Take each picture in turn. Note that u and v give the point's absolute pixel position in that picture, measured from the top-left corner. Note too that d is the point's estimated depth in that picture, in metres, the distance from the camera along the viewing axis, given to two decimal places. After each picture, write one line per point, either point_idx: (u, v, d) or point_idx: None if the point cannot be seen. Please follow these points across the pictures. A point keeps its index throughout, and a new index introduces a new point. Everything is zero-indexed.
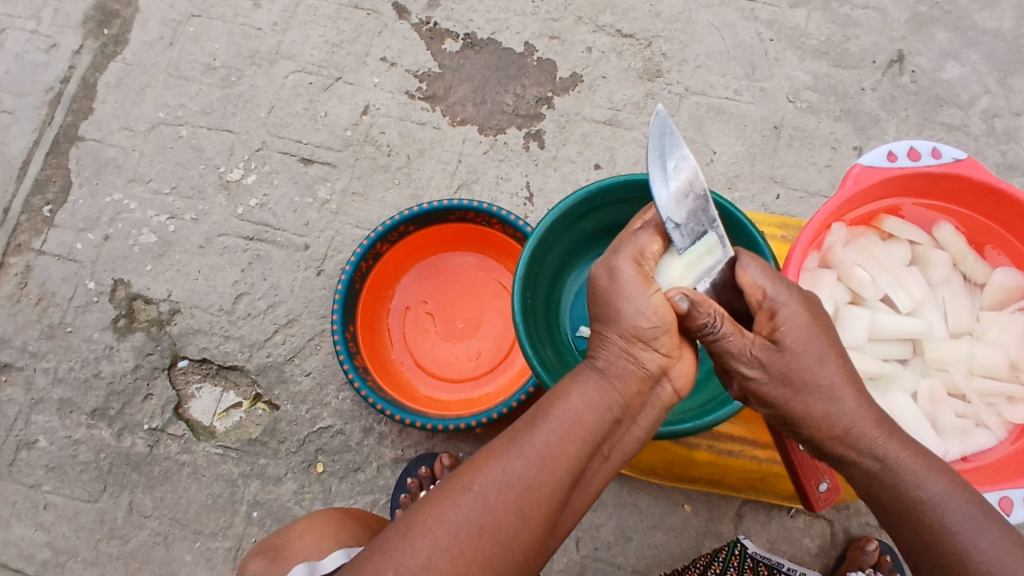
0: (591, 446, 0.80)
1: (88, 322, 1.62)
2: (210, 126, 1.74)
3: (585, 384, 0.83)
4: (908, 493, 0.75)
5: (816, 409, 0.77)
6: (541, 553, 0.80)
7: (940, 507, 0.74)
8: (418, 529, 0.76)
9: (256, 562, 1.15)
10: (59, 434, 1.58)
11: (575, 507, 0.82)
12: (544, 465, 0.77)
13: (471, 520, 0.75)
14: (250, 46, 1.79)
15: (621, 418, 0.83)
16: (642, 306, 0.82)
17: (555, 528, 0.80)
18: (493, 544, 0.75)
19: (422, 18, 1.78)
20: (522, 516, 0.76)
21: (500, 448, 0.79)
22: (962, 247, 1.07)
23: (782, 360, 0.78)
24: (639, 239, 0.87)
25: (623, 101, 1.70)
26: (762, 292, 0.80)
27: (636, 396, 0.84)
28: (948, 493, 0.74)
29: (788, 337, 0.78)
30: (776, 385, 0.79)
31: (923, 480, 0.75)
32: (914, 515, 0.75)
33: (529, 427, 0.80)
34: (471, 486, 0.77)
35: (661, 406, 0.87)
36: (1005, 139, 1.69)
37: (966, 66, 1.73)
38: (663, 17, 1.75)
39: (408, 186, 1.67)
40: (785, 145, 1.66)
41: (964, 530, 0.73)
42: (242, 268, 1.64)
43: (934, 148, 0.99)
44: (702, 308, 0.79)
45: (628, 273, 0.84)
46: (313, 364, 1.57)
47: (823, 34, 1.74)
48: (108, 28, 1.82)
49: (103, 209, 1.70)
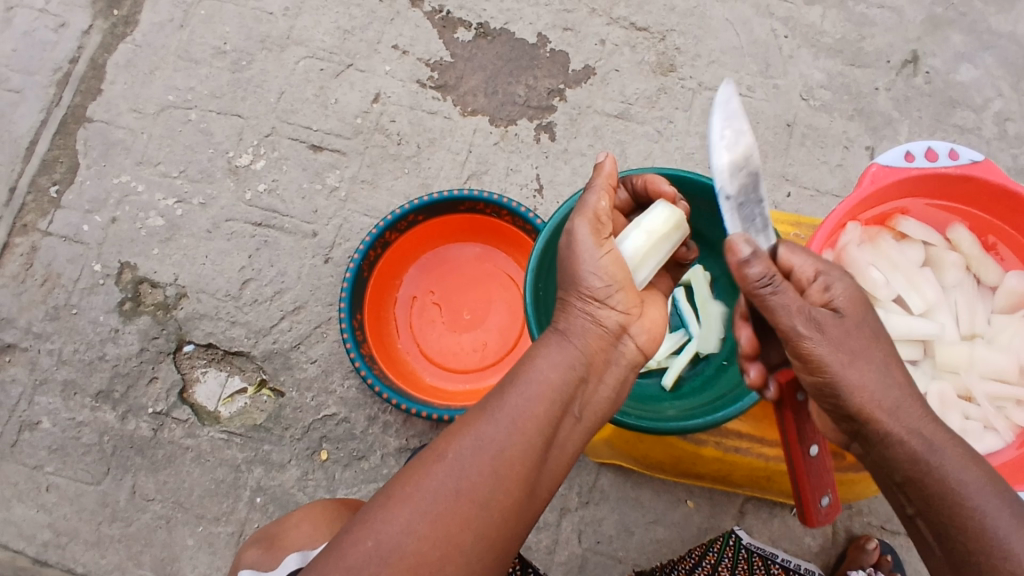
0: (561, 405, 0.82)
1: (93, 304, 1.62)
2: (219, 110, 1.73)
3: (549, 346, 0.86)
4: (947, 476, 0.73)
5: (869, 380, 0.76)
6: (523, 517, 0.79)
7: (978, 494, 0.72)
8: (394, 501, 0.75)
9: (251, 552, 1.14)
10: (62, 415, 1.58)
11: (554, 469, 0.83)
12: (515, 425, 0.78)
13: (447, 486, 0.75)
14: (261, 31, 1.78)
15: (587, 376, 0.86)
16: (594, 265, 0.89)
17: (535, 490, 0.80)
18: (472, 507, 0.74)
19: (435, 6, 1.76)
20: (498, 477, 0.76)
21: (473, 415, 0.80)
22: (976, 250, 1.07)
23: (842, 323, 0.78)
24: (589, 201, 0.93)
25: (635, 95, 1.69)
26: (813, 271, 0.82)
27: (598, 354, 0.87)
28: (982, 482, 0.73)
29: (848, 305, 0.80)
30: (837, 346, 0.77)
31: (961, 466, 0.73)
32: (950, 500, 0.72)
33: (498, 393, 0.82)
34: (445, 455, 0.77)
35: (626, 365, 0.91)
36: (1016, 144, 1.69)
37: (980, 69, 1.72)
38: (678, 11, 1.74)
39: (417, 175, 1.66)
40: (797, 143, 1.65)
41: (1003, 517, 0.70)
42: (249, 254, 1.63)
43: (951, 150, 0.99)
44: (762, 261, 0.79)
45: (584, 235, 0.90)
46: (319, 352, 1.57)
47: (838, 33, 1.73)
48: (117, 9, 1.81)
49: (111, 190, 1.69)
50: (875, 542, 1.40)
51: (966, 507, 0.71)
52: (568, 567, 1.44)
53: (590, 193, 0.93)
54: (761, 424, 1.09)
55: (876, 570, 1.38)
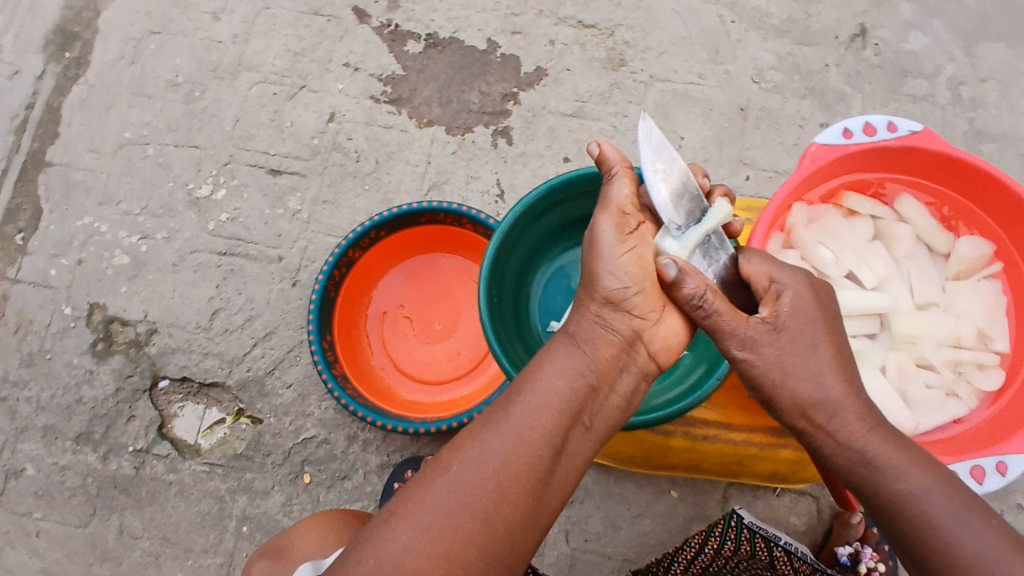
0: (567, 416, 0.83)
1: (67, 347, 1.62)
2: (176, 143, 1.73)
3: (558, 355, 0.87)
4: (888, 489, 0.79)
5: (802, 393, 0.83)
6: (529, 532, 0.79)
7: (921, 501, 0.77)
8: (397, 516, 0.76)
9: (261, 563, 1.16)
10: (46, 460, 1.57)
11: (562, 483, 0.83)
12: (518, 439, 0.80)
13: (449, 500, 0.76)
14: (212, 60, 1.78)
15: (596, 385, 0.86)
16: (612, 259, 0.90)
17: (542, 503, 0.80)
18: (474, 523, 0.76)
19: (383, 20, 1.77)
20: (501, 492, 0.77)
21: (477, 429, 0.82)
22: (926, 220, 1.07)
23: (778, 340, 0.84)
24: (613, 195, 0.94)
25: (589, 92, 1.70)
26: (768, 279, 0.88)
27: (608, 361, 0.88)
28: (931, 487, 0.78)
29: (788, 319, 0.84)
30: (769, 366, 0.84)
31: (903, 475, 0.79)
32: (895, 509, 0.79)
33: (503, 406, 0.83)
34: (449, 467, 0.79)
35: (639, 371, 0.91)
36: (971, 107, 1.69)
37: (929, 36, 1.73)
38: (624, 6, 1.75)
39: (378, 191, 1.66)
40: (752, 127, 1.65)
41: (946, 523, 0.76)
42: (216, 284, 1.63)
43: (890, 122, 0.99)
44: (692, 284, 0.84)
45: (607, 231, 0.91)
46: (293, 376, 1.57)
47: (785, 13, 1.73)
48: (69, 51, 1.81)
49: (75, 232, 1.69)
50: (860, 515, 1.40)
51: (907, 515, 0.78)
52: (559, 568, 1.44)
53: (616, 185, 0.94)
54: (726, 410, 1.09)
55: (863, 543, 1.40)
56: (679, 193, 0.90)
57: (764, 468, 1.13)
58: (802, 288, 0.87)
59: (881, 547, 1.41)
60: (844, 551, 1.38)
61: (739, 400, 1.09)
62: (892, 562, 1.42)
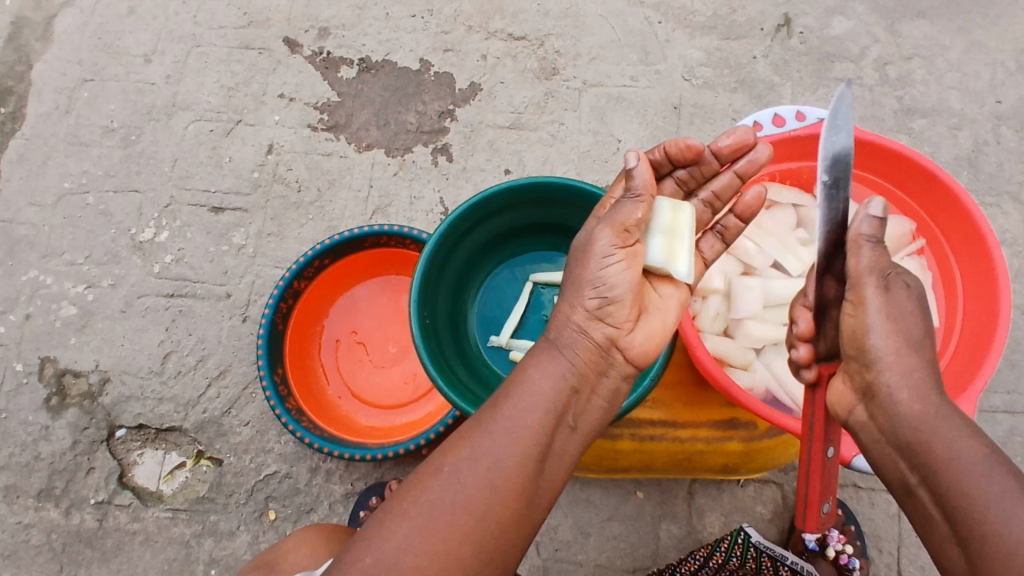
0: (554, 415, 0.81)
1: (21, 404, 1.60)
2: (116, 188, 1.72)
3: (542, 359, 0.86)
4: (946, 455, 0.71)
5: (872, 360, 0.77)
6: (524, 530, 0.78)
7: (978, 472, 0.68)
8: (391, 517, 0.75)
9: None
10: (8, 520, 1.55)
11: (552, 483, 0.81)
12: (509, 437, 0.78)
13: (444, 499, 0.75)
14: (146, 103, 1.77)
15: (579, 387, 0.86)
16: (598, 274, 0.88)
17: (535, 501, 0.79)
18: (470, 519, 0.74)
19: (315, 49, 1.77)
20: (495, 489, 0.76)
21: (467, 430, 0.80)
22: (846, 204, 1.10)
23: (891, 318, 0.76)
24: (624, 208, 0.90)
25: (524, 103, 1.71)
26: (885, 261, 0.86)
27: (591, 365, 0.87)
28: (989, 461, 0.69)
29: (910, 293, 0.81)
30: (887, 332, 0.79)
31: (961, 447, 0.71)
32: (947, 474, 0.70)
33: (491, 408, 0.82)
34: (441, 468, 0.77)
35: (619, 375, 0.90)
36: (899, 85, 1.73)
37: (853, 19, 1.77)
38: (552, 15, 1.76)
39: (323, 219, 1.66)
40: (687, 123, 1.67)
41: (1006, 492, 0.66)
42: (166, 326, 1.62)
43: (797, 112, 1.05)
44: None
45: (604, 238, 0.89)
46: (250, 413, 1.56)
47: (710, 10, 1.76)
48: (2, 106, 1.79)
49: (21, 288, 1.67)
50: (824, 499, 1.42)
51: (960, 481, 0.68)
52: None
53: (631, 202, 0.90)
54: (670, 408, 1.10)
55: (830, 526, 1.40)
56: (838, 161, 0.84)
57: (713, 462, 1.14)
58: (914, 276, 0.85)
59: (847, 528, 1.41)
60: (812, 536, 1.39)
61: (683, 397, 1.10)
62: (861, 543, 1.41)
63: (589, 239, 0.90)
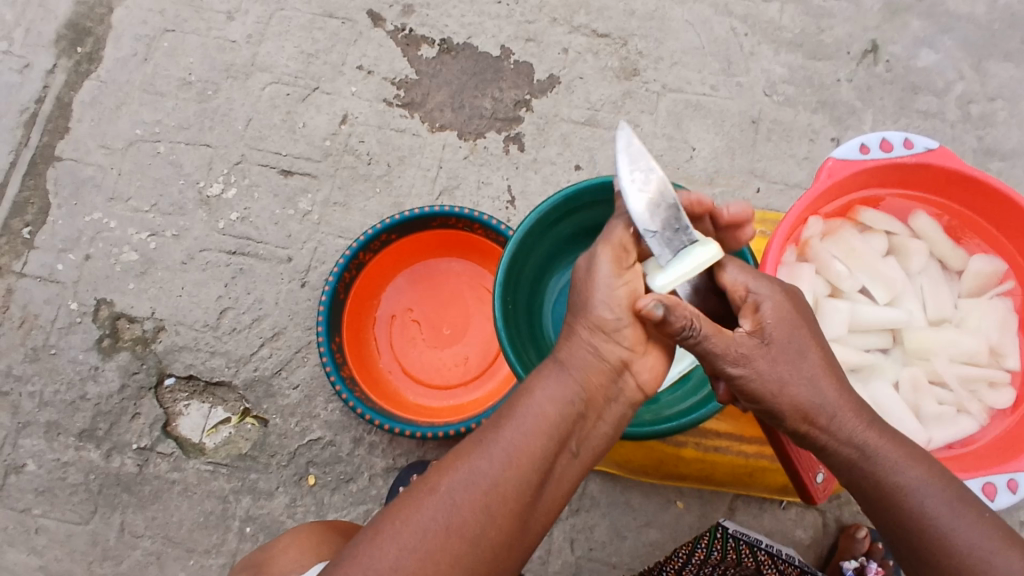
0: (557, 442, 0.81)
1: (72, 343, 1.61)
2: (187, 141, 1.73)
3: (548, 381, 0.84)
4: (887, 480, 0.78)
5: (800, 401, 0.80)
6: (515, 553, 0.79)
7: (919, 492, 0.76)
8: (386, 533, 0.76)
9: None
10: (47, 457, 1.56)
11: (549, 506, 0.83)
12: (508, 462, 0.79)
13: (438, 520, 0.76)
14: (225, 60, 1.78)
15: (584, 412, 0.84)
16: (604, 297, 0.85)
17: (528, 525, 0.80)
18: (462, 543, 0.76)
19: (397, 24, 1.77)
20: (489, 515, 0.77)
21: (467, 450, 0.81)
22: (940, 236, 1.08)
23: (768, 354, 0.80)
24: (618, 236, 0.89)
25: (601, 100, 1.70)
26: (744, 288, 0.85)
27: (597, 390, 0.85)
28: (926, 480, 0.77)
29: (774, 329, 0.81)
30: (765, 381, 0.80)
31: (898, 468, 0.78)
32: (893, 502, 0.77)
33: (495, 428, 0.82)
34: (438, 487, 0.78)
35: (626, 402, 0.88)
36: (980, 124, 1.71)
37: (940, 53, 1.75)
38: (638, 16, 1.75)
39: (390, 194, 1.67)
40: (763, 139, 1.67)
41: (943, 514, 0.75)
42: (225, 283, 1.63)
43: (906, 139, 0.99)
44: (676, 317, 0.78)
45: (604, 263, 0.85)
46: (300, 376, 1.57)
47: (797, 27, 1.75)
48: (81, 46, 1.80)
49: (83, 228, 1.68)
50: (865, 529, 1.42)
51: (903, 508, 0.76)
52: None
53: (620, 217, 0.88)
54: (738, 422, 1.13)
55: (868, 558, 1.41)
56: (659, 202, 0.83)
57: (774, 480, 1.17)
58: (784, 299, 0.83)
59: (886, 562, 1.42)
60: (850, 565, 1.39)
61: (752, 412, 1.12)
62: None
63: (591, 262, 0.87)
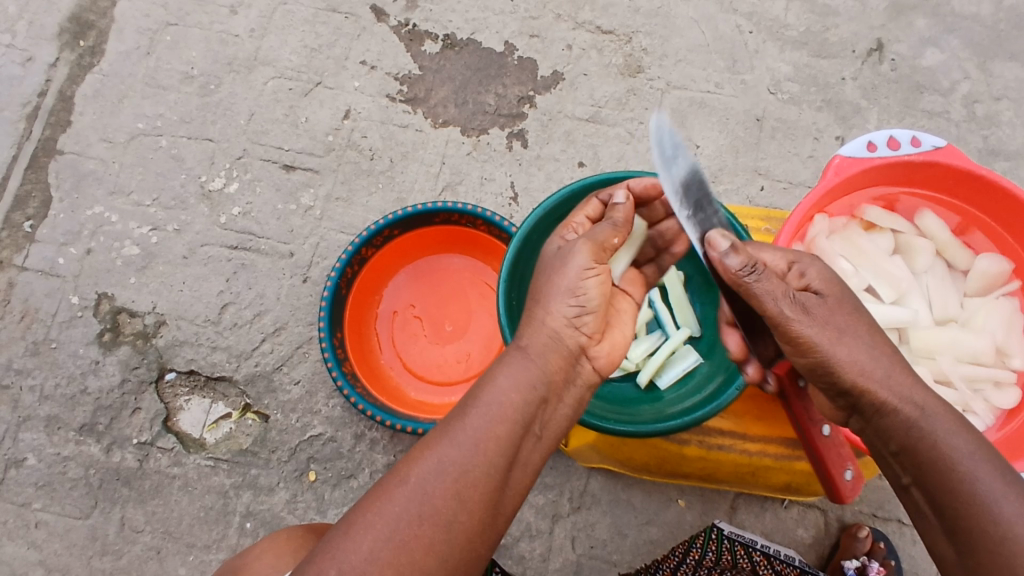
0: (522, 426, 0.81)
1: (73, 337, 1.60)
2: (189, 135, 1.72)
3: (511, 366, 0.85)
4: (939, 443, 0.75)
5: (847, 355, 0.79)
6: (486, 540, 0.78)
7: (970, 459, 0.73)
8: (357, 527, 0.74)
9: None
10: (47, 451, 1.56)
11: (517, 490, 0.82)
12: (476, 447, 0.78)
13: (410, 510, 0.74)
14: (228, 54, 1.77)
15: (548, 396, 0.85)
16: (575, 284, 0.90)
17: (498, 511, 0.79)
18: (436, 530, 0.74)
19: (400, 19, 1.76)
20: (460, 501, 0.75)
21: (433, 438, 0.79)
22: (947, 235, 1.07)
23: (826, 303, 0.82)
24: (600, 231, 0.94)
25: (605, 97, 1.70)
26: (786, 261, 0.86)
27: (559, 374, 0.86)
28: (975, 448, 0.74)
29: (824, 286, 0.83)
30: (824, 326, 0.80)
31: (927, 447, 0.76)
32: (944, 465, 0.74)
33: (459, 416, 0.81)
34: (407, 478, 0.76)
35: (583, 385, 0.90)
36: (985, 124, 1.70)
37: (946, 52, 1.74)
38: (642, 13, 1.75)
39: (392, 189, 1.66)
40: (768, 137, 1.67)
41: (993, 482, 0.72)
42: (227, 278, 1.63)
43: (914, 136, 0.99)
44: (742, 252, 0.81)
45: (581, 254, 0.91)
46: (301, 372, 1.57)
47: (803, 25, 1.74)
48: (83, 39, 1.79)
49: (85, 222, 1.67)
50: (866, 529, 1.41)
51: (954, 471, 0.73)
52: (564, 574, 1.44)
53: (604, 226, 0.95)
54: (741, 420, 1.12)
55: (870, 557, 1.39)
56: (689, 187, 0.86)
57: (777, 479, 1.16)
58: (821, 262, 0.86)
59: (888, 562, 1.40)
60: (851, 565, 1.37)
61: (755, 410, 1.12)
62: None
63: (567, 253, 0.92)
